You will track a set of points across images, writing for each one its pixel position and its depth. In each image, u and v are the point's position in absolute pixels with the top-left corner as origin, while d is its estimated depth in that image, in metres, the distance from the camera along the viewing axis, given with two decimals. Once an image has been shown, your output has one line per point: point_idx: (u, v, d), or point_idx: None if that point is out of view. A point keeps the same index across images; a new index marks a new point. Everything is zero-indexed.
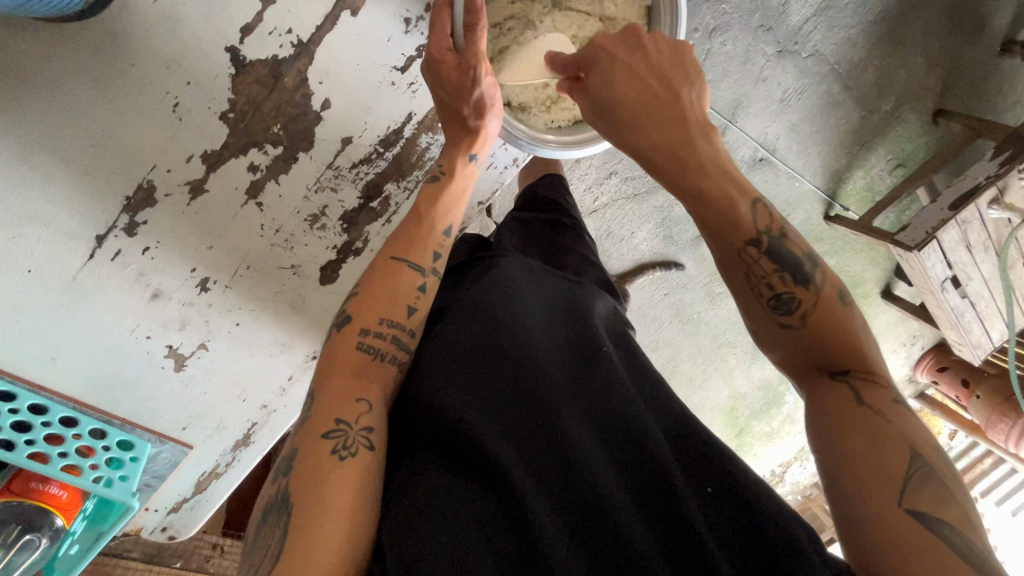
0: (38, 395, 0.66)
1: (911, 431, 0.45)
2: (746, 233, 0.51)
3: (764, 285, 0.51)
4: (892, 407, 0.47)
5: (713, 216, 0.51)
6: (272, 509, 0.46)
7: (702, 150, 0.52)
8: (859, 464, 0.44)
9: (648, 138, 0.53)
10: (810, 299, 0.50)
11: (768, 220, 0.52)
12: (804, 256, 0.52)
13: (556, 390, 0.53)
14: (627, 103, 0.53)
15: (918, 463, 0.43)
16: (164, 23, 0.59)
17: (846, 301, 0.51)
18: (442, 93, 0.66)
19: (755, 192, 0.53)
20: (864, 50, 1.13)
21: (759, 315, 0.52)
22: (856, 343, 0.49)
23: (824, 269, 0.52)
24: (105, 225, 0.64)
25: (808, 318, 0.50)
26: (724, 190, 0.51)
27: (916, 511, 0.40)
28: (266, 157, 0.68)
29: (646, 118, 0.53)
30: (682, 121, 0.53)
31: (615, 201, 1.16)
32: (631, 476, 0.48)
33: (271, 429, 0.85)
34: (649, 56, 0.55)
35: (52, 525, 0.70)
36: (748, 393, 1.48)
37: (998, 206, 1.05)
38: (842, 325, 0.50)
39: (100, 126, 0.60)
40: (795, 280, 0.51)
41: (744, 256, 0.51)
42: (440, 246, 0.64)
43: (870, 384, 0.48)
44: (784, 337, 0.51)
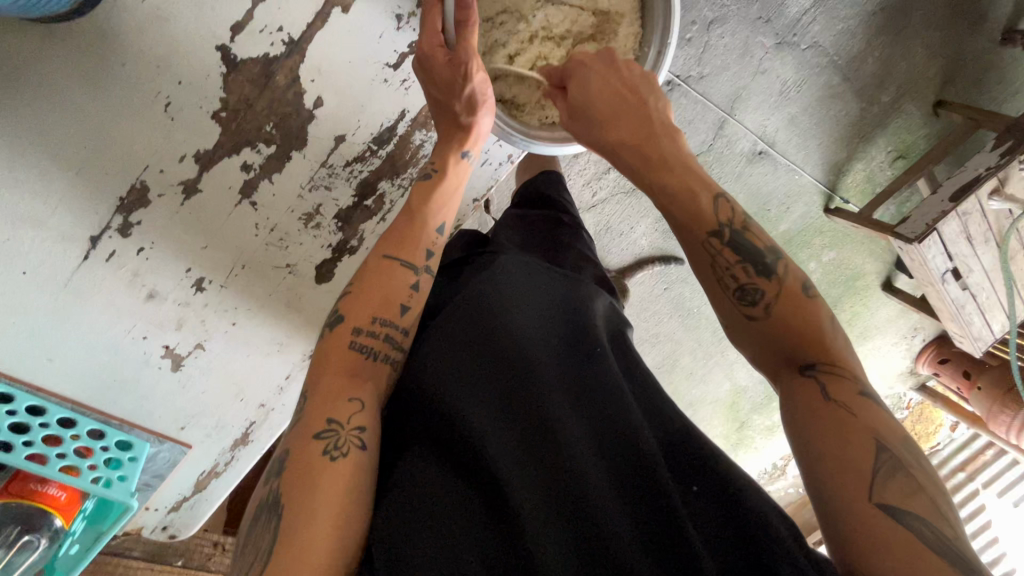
0: (36, 396, 0.67)
1: (874, 418, 0.46)
2: (708, 224, 0.53)
3: (729, 278, 0.52)
4: (857, 398, 0.47)
5: (680, 215, 0.54)
6: (265, 508, 0.46)
7: (664, 148, 0.56)
8: (829, 458, 0.44)
9: (615, 137, 0.58)
10: (773, 291, 0.51)
11: (729, 213, 0.54)
12: (766, 249, 0.52)
13: (547, 389, 0.53)
14: (598, 107, 0.59)
15: (883, 455, 0.43)
16: (155, 22, 0.59)
17: (811, 294, 0.52)
18: (432, 89, 0.65)
19: (718, 186, 0.55)
20: (862, 41, 1.12)
21: (723, 307, 0.53)
22: (821, 333, 0.50)
23: (788, 262, 0.52)
24: (99, 225, 0.63)
25: (772, 310, 0.50)
26: (686, 184, 0.54)
27: (890, 507, 0.40)
28: (260, 156, 0.67)
29: (615, 120, 0.58)
30: (646, 123, 0.57)
31: (614, 195, 1.16)
32: (621, 476, 0.48)
33: (270, 428, 0.85)
34: (622, 72, 0.61)
35: (51, 526, 0.70)
36: (748, 386, 1.48)
37: (998, 197, 1.05)
38: (801, 316, 0.50)
39: (91, 126, 0.60)
40: (757, 271, 0.51)
41: (708, 248, 0.53)
42: (433, 244, 0.63)
43: (835, 377, 0.48)
44: (750, 330, 0.51)
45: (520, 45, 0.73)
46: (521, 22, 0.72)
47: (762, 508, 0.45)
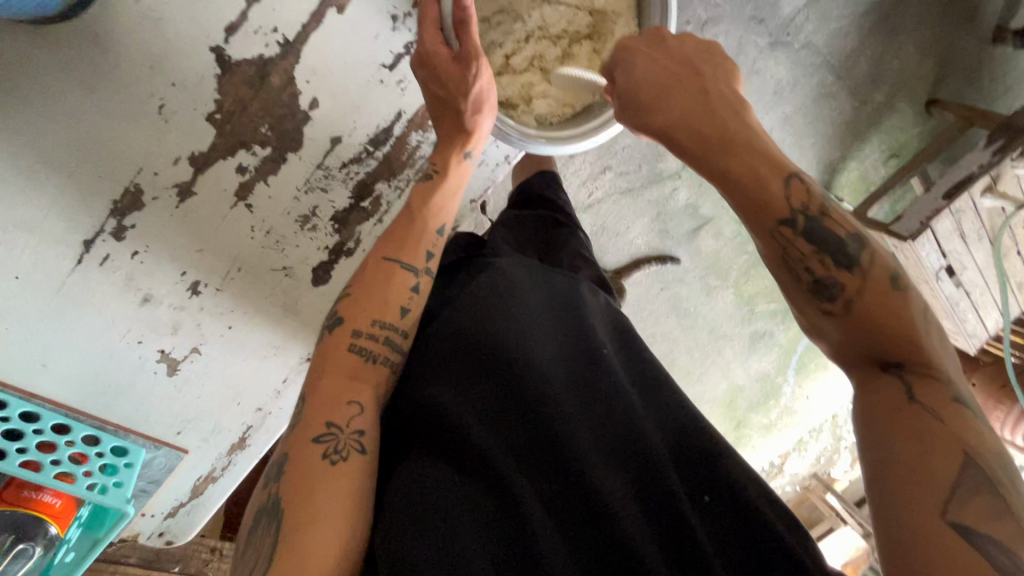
0: (29, 403, 0.65)
1: (968, 429, 0.41)
2: (779, 211, 0.47)
3: (801, 269, 0.47)
4: (950, 405, 0.42)
5: (745, 199, 0.48)
6: (265, 514, 0.46)
7: (730, 128, 0.50)
8: (905, 468, 0.40)
9: (664, 116, 0.53)
10: (855, 283, 0.45)
11: (805, 198, 0.48)
12: (848, 238, 0.47)
13: (557, 389, 0.52)
14: (645, 89, 0.55)
15: (972, 471, 0.39)
16: (148, 23, 0.58)
17: (901, 285, 0.46)
18: (437, 87, 0.65)
19: (790, 167, 0.48)
20: (855, 40, 1.13)
21: (799, 300, 0.48)
22: (915, 330, 0.44)
23: (874, 251, 0.46)
24: (92, 230, 0.63)
25: (854, 304, 0.45)
26: (752, 168, 0.48)
27: (965, 526, 0.37)
28: (254, 158, 0.67)
29: (664, 98, 0.53)
30: (701, 96, 0.52)
31: (610, 195, 1.16)
32: (631, 478, 0.49)
33: (267, 431, 0.84)
34: (671, 50, 0.56)
35: (47, 533, 0.68)
36: (746, 385, 1.48)
37: (991, 195, 1.06)
38: (890, 310, 0.44)
39: (83, 129, 0.59)
40: (837, 262, 0.46)
41: (778, 237, 0.47)
42: (433, 245, 0.63)
43: (927, 380, 0.43)
44: (827, 325, 0.46)
45: (515, 45, 0.73)
46: (517, 22, 0.72)
47: (770, 515, 0.46)
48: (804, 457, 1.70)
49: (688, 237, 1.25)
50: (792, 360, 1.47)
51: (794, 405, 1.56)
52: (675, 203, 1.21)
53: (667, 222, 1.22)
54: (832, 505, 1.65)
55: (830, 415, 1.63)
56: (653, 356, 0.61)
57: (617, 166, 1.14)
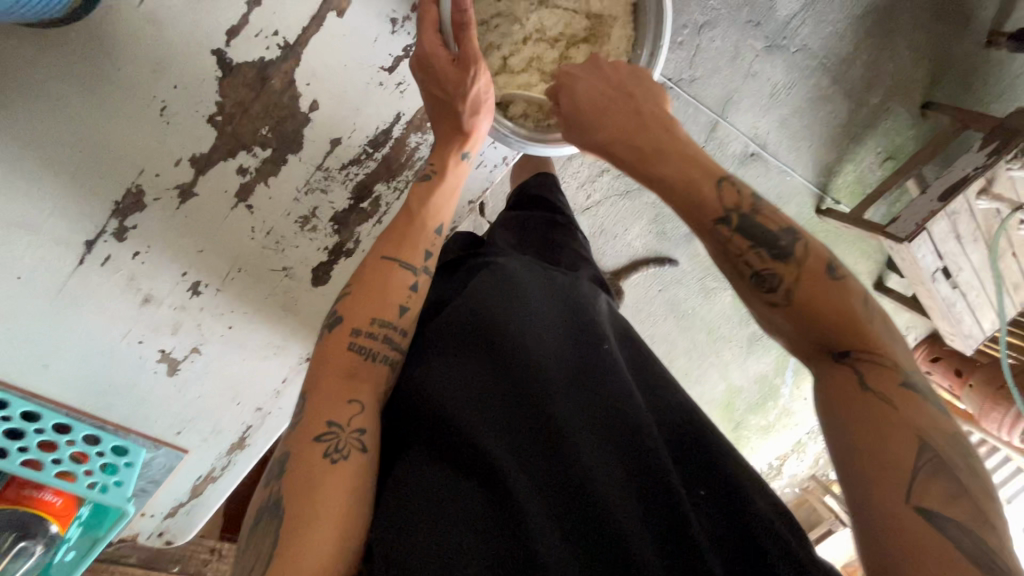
0: (30, 402, 0.66)
1: (921, 414, 0.41)
2: (714, 211, 0.49)
3: (743, 264, 0.48)
4: (899, 390, 0.42)
5: (682, 201, 0.50)
6: (266, 510, 0.47)
7: (661, 140, 0.52)
8: (866, 457, 0.40)
9: (604, 132, 0.54)
10: (793, 274, 0.46)
11: (736, 199, 0.49)
12: (781, 232, 0.48)
13: (555, 387, 0.53)
14: (588, 109, 0.56)
15: (927, 454, 0.39)
16: (151, 26, 0.59)
17: (838, 275, 0.47)
18: (436, 88, 0.66)
19: (722, 172, 0.50)
20: (850, 44, 1.14)
21: (745, 294, 0.49)
22: (856, 318, 0.45)
23: (807, 243, 0.48)
24: (94, 230, 0.63)
25: (794, 295, 0.46)
26: (686, 175, 0.50)
27: (926, 509, 0.37)
28: (255, 159, 0.68)
29: (599, 119, 0.55)
30: (637, 115, 0.54)
31: (608, 198, 1.17)
32: (629, 474, 0.49)
33: (267, 431, 0.84)
34: (608, 73, 0.59)
35: (47, 531, 0.68)
36: (744, 386, 1.48)
37: (985, 197, 1.06)
38: (828, 300, 0.45)
39: (86, 131, 0.60)
40: (772, 256, 0.47)
41: (716, 236, 0.49)
42: (432, 245, 0.64)
43: (875, 367, 0.43)
44: (773, 317, 0.47)
45: (513, 47, 0.74)
46: (516, 25, 0.73)
47: (765, 512, 0.47)
48: (803, 459, 1.70)
49: (686, 239, 1.26)
50: (790, 361, 1.48)
51: (792, 406, 1.56)
52: None
53: (665, 224, 1.23)
54: (830, 507, 1.67)
55: None
56: (652, 354, 0.62)
57: (615, 168, 1.15)
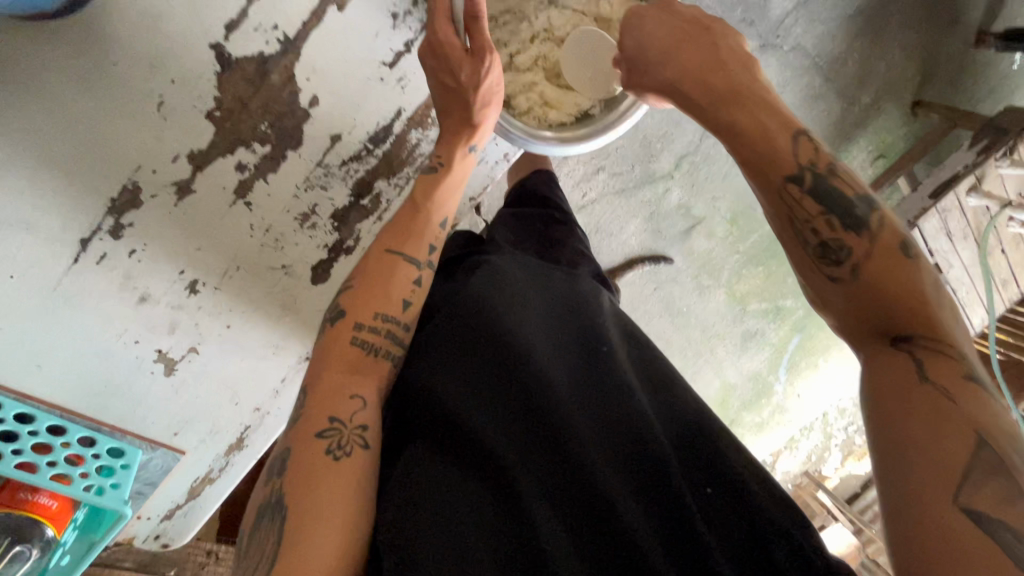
0: (23, 404, 0.63)
1: (985, 410, 0.40)
2: (786, 169, 0.49)
3: (808, 231, 0.48)
4: (961, 381, 0.41)
5: (755, 152, 0.50)
6: (270, 510, 0.46)
7: (735, 79, 0.54)
8: (918, 450, 0.39)
9: (670, 70, 0.57)
10: (864, 246, 0.46)
11: (814, 157, 0.49)
12: (856, 199, 0.48)
13: (559, 386, 0.52)
14: (653, 47, 0.59)
15: (985, 451, 0.38)
16: (147, 20, 0.58)
17: (909, 254, 0.46)
18: (446, 76, 0.65)
19: (798, 125, 0.51)
20: (843, 42, 1.15)
21: (806, 266, 0.49)
22: (924, 304, 0.44)
23: (881, 214, 0.48)
24: (89, 227, 0.62)
25: (861, 268, 0.46)
26: (757, 121, 0.51)
27: (975, 511, 0.36)
28: (254, 156, 0.67)
29: (669, 57, 0.58)
30: (709, 52, 0.56)
31: (603, 196, 1.17)
32: (635, 475, 0.49)
33: (264, 432, 0.83)
34: (677, 13, 0.60)
35: (42, 535, 0.67)
36: (738, 384, 1.49)
37: (977, 194, 1.08)
38: (895, 277, 0.45)
39: (81, 127, 0.59)
40: (845, 225, 0.47)
41: (784, 196, 0.49)
42: (436, 238, 0.64)
43: (937, 355, 0.43)
44: (834, 291, 0.47)
45: (522, 45, 0.74)
46: (523, 22, 0.74)
47: (771, 507, 0.47)
48: (796, 456, 1.70)
49: (682, 237, 1.27)
50: (784, 358, 1.49)
51: (786, 403, 1.57)
52: (668, 203, 1.22)
53: (661, 222, 1.23)
54: (823, 502, 1.62)
55: (821, 413, 1.64)
56: (656, 350, 0.62)
57: (610, 167, 1.15)
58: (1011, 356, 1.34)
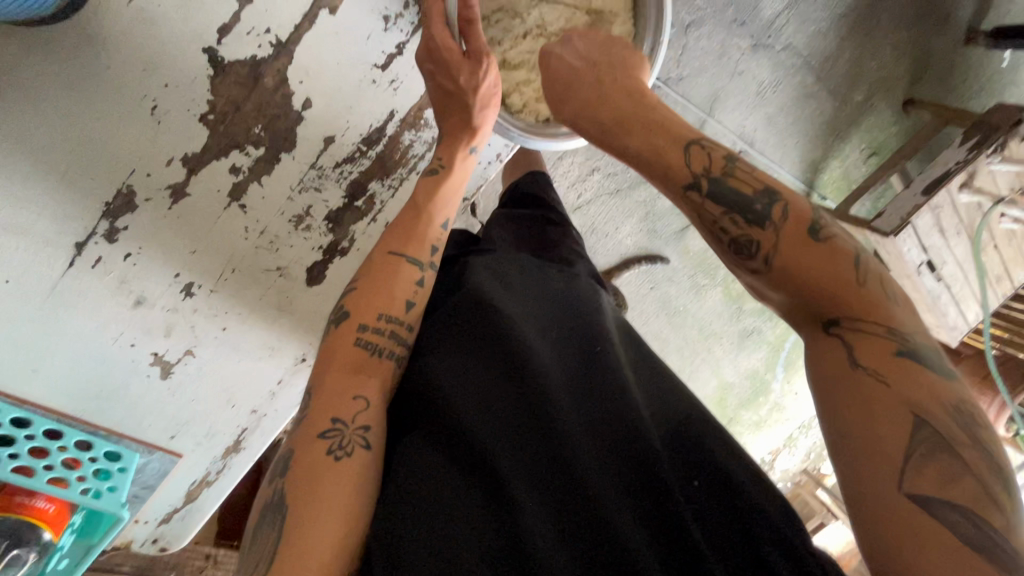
0: (20, 408, 0.65)
1: (918, 387, 0.39)
2: (682, 177, 0.49)
3: (719, 231, 0.47)
4: (892, 361, 0.40)
5: (652, 170, 0.50)
6: (269, 508, 0.46)
7: (625, 105, 0.55)
8: (858, 442, 0.39)
9: (568, 109, 0.59)
10: (769, 239, 0.45)
11: (706, 161, 0.49)
12: (756, 194, 0.47)
13: (550, 382, 0.53)
14: (557, 86, 0.61)
15: (923, 433, 0.38)
16: (141, 25, 0.59)
17: (822, 236, 0.45)
18: (445, 80, 0.66)
19: (692, 135, 0.50)
20: (833, 42, 1.16)
21: (729, 264, 0.48)
22: (847, 284, 0.43)
23: (784, 203, 0.46)
24: (84, 232, 0.63)
25: (772, 262, 0.45)
26: (651, 139, 0.51)
27: (923, 493, 0.36)
28: (248, 158, 0.67)
29: (567, 92, 0.59)
30: (597, 85, 0.58)
31: (598, 196, 1.18)
32: (625, 474, 0.49)
33: (262, 434, 0.83)
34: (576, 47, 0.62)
35: (40, 539, 0.67)
36: (735, 382, 1.49)
37: (967, 190, 1.09)
38: (816, 264, 0.43)
39: (74, 133, 0.59)
40: (749, 221, 0.46)
41: (688, 201, 0.48)
42: (438, 239, 0.64)
43: (867, 336, 0.42)
44: (756, 284, 0.47)
45: (513, 42, 0.75)
46: (516, 20, 0.74)
47: (766, 504, 0.47)
48: (795, 454, 1.70)
49: (677, 236, 1.27)
50: (780, 356, 1.49)
51: (784, 401, 1.57)
52: (662, 203, 1.22)
53: (656, 221, 1.24)
54: (822, 500, 1.61)
55: None
56: (659, 352, 0.62)
57: (605, 168, 1.16)
58: (1007, 351, 1.34)
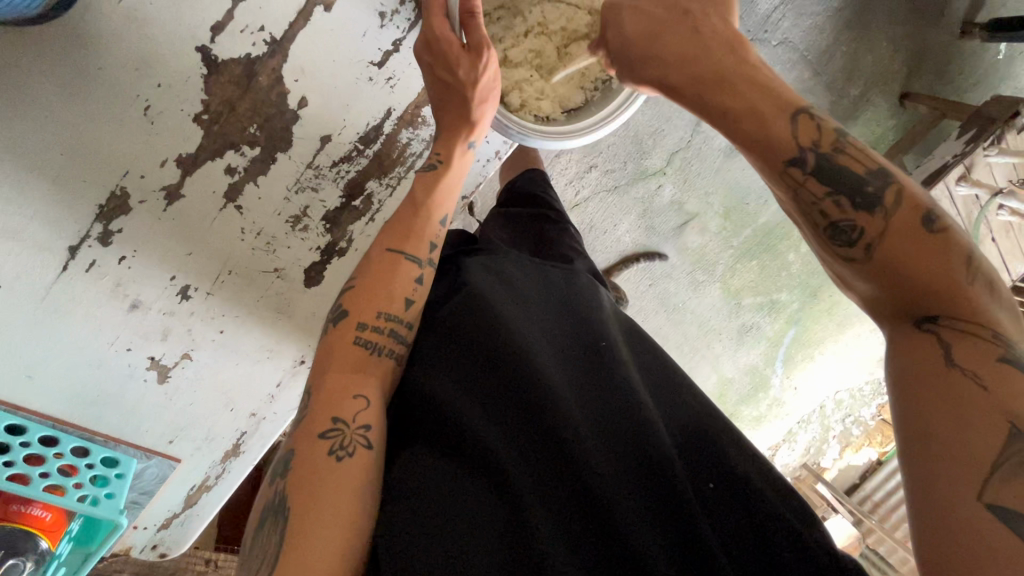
0: (14, 415, 0.64)
1: (1018, 393, 0.40)
2: (787, 152, 0.49)
3: (818, 213, 0.48)
4: (993, 365, 0.41)
5: (751, 140, 0.51)
6: (272, 512, 0.45)
7: (725, 63, 0.54)
8: (942, 440, 0.40)
9: (652, 64, 0.58)
10: (876, 225, 0.46)
11: (815, 136, 0.49)
12: (869, 175, 0.47)
13: (558, 384, 0.52)
14: (633, 41, 0.60)
15: (1017, 441, 0.38)
16: (133, 23, 0.58)
17: (936, 227, 0.45)
18: (444, 73, 0.65)
19: (797, 105, 0.51)
20: (830, 36, 1.16)
21: (822, 245, 0.49)
22: (957, 283, 0.44)
23: (900, 187, 0.47)
24: (78, 235, 0.61)
25: (875, 249, 0.46)
26: (755, 104, 0.51)
27: (1002, 507, 0.36)
28: (243, 159, 0.66)
29: (652, 47, 0.58)
30: (694, 36, 0.56)
31: (596, 193, 1.17)
32: (638, 477, 0.48)
33: (262, 437, 0.82)
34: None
35: (37, 547, 0.66)
36: (735, 378, 1.49)
37: (966, 183, 1.09)
38: (925, 256, 0.44)
39: (65, 135, 0.58)
40: (855, 204, 0.47)
41: (787, 179, 0.49)
42: (436, 236, 0.63)
43: (969, 337, 0.42)
44: (852, 270, 0.48)
45: (515, 40, 0.75)
46: (518, 18, 0.74)
47: (775, 504, 0.46)
48: (795, 449, 1.70)
49: (676, 233, 1.27)
50: (779, 352, 1.49)
51: (783, 397, 1.57)
52: (661, 200, 1.22)
53: (654, 218, 1.24)
54: (822, 495, 1.62)
55: (819, 404, 1.64)
56: (660, 351, 0.62)
57: (603, 164, 1.15)
58: None
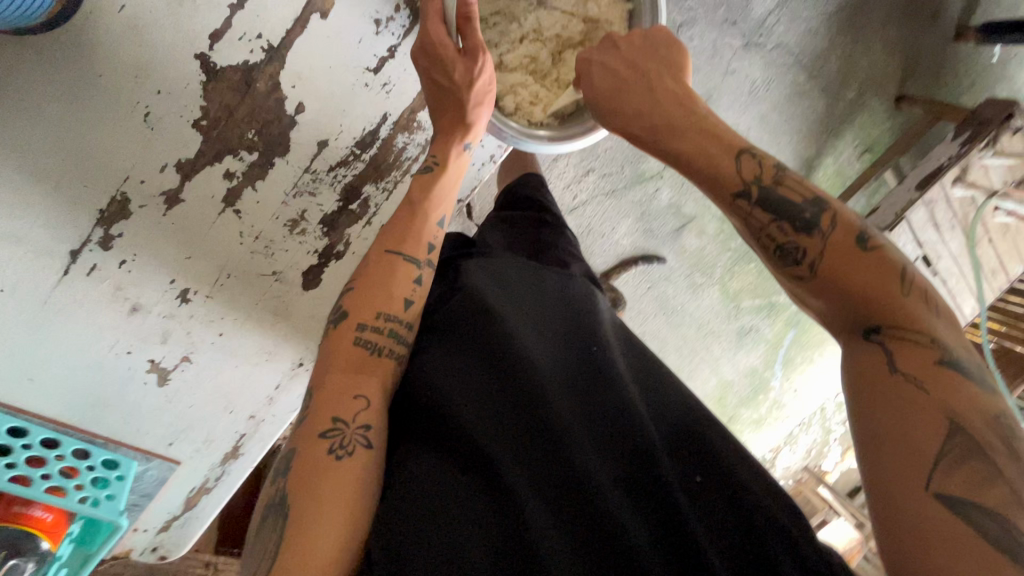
0: (16, 418, 0.65)
1: (956, 393, 0.40)
2: (733, 185, 0.51)
3: (765, 239, 0.50)
4: (932, 368, 0.41)
5: (702, 176, 0.53)
6: (271, 508, 0.46)
7: (675, 114, 0.56)
8: (887, 441, 0.40)
9: (620, 120, 0.60)
10: (817, 247, 0.47)
11: (758, 170, 0.51)
12: (805, 203, 0.49)
13: (551, 381, 0.53)
14: (602, 94, 0.61)
15: (957, 437, 0.39)
16: (132, 32, 0.59)
17: (869, 245, 0.47)
18: (440, 75, 0.66)
19: (743, 144, 0.52)
20: (825, 40, 1.17)
21: (772, 268, 0.50)
22: (891, 292, 0.44)
23: (833, 212, 0.48)
24: (79, 240, 0.63)
25: (818, 267, 0.47)
26: (701, 147, 0.53)
27: (949, 496, 0.37)
28: (242, 164, 0.67)
29: (617, 101, 0.60)
30: (650, 93, 0.58)
31: (594, 197, 1.18)
32: (628, 472, 0.49)
33: (261, 439, 0.83)
34: (620, 49, 0.62)
35: (37, 549, 0.67)
36: (735, 380, 1.50)
37: (961, 184, 1.11)
38: (862, 270, 0.45)
39: (67, 141, 0.59)
40: (798, 228, 0.48)
41: (737, 209, 0.51)
42: (434, 237, 0.64)
43: (906, 342, 0.43)
44: (799, 288, 0.49)
45: (511, 46, 0.76)
46: (513, 23, 0.75)
47: (766, 500, 0.47)
48: (796, 451, 1.70)
49: (674, 235, 1.28)
50: (779, 354, 1.50)
51: (783, 399, 1.58)
52: (658, 203, 1.23)
53: (652, 221, 1.24)
54: (824, 497, 1.64)
55: (819, 406, 1.65)
56: (652, 354, 0.63)
57: (600, 168, 1.16)
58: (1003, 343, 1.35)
